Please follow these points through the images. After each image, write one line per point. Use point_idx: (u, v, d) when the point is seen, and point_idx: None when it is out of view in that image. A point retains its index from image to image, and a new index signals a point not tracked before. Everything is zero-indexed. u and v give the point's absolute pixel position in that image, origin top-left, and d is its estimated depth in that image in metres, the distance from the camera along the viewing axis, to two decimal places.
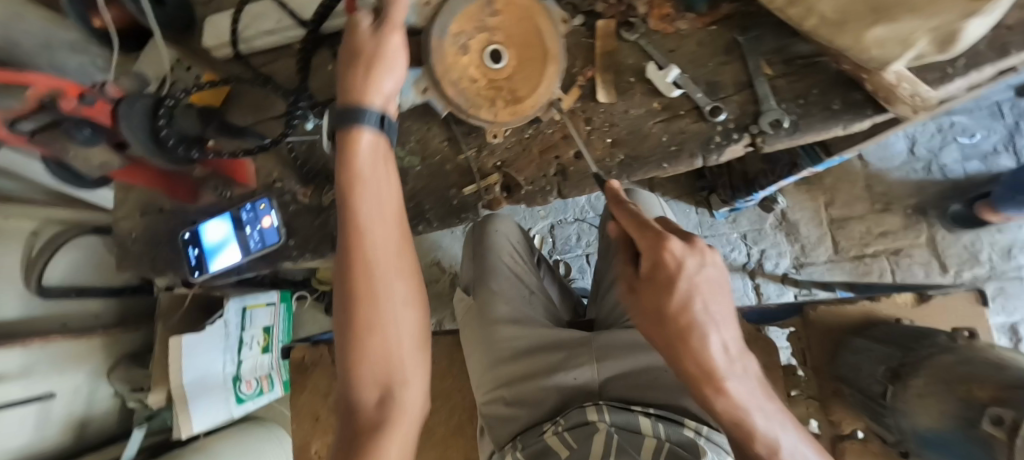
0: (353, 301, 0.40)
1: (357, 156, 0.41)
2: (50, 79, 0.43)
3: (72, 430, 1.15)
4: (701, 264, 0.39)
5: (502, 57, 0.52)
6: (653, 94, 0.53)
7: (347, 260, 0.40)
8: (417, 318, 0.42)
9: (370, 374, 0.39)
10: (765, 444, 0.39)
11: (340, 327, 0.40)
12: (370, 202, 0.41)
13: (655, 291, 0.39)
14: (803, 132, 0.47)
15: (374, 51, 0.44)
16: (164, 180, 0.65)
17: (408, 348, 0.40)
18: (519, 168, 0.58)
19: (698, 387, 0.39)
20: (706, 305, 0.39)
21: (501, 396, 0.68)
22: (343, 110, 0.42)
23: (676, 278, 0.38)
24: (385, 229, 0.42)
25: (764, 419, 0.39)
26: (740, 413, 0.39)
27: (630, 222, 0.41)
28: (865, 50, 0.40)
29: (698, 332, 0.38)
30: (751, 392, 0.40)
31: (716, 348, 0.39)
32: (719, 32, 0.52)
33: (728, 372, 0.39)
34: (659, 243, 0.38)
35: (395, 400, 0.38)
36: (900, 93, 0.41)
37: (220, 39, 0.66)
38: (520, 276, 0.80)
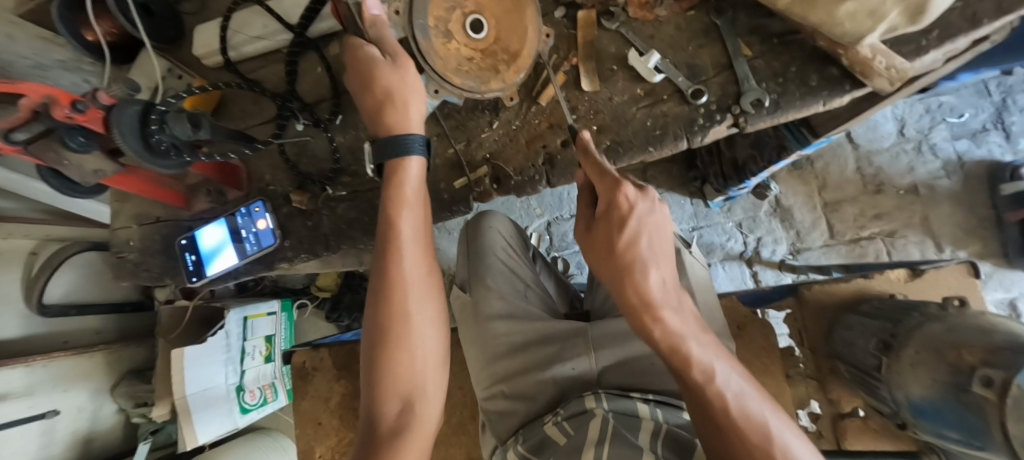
0: (388, 324, 0.45)
1: (403, 185, 0.46)
2: (44, 87, 0.43)
3: (78, 446, 1.15)
4: (649, 210, 0.42)
5: (481, 26, 0.50)
6: (636, 80, 0.54)
7: (386, 283, 0.46)
8: (439, 341, 0.48)
9: (394, 385, 0.44)
10: (701, 369, 0.40)
11: (371, 340, 0.46)
12: (410, 231, 0.47)
13: (608, 228, 0.42)
14: (785, 109, 0.48)
15: (400, 87, 0.46)
16: (160, 189, 0.65)
17: (430, 366, 0.46)
18: (507, 159, 0.59)
19: (637, 318, 0.41)
20: (650, 245, 0.42)
21: (499, 390, 0.69)
22: (386, 141, 0.46)
23: (625, 217, 0.41)
24: (418, 257, 0.47)
25: (700, 348, 0.40)
26: (678, 340, 0.40)
27: (588, 162, 0.44)
28: (839, 24, 0.40)
29: (642, 267, 0.41)
30: (693, 326, 0.41)
31: (657, 283, 0.41)
32: (696, 16, 0.53)
33: (664, 304, 0.41)
34: (614, 186, 0.41)
35: (413, 412, 0.44)
36: (876, 66, 0.42)
37: (209, 47, 0.68)
38: (515, 271, 0.81)
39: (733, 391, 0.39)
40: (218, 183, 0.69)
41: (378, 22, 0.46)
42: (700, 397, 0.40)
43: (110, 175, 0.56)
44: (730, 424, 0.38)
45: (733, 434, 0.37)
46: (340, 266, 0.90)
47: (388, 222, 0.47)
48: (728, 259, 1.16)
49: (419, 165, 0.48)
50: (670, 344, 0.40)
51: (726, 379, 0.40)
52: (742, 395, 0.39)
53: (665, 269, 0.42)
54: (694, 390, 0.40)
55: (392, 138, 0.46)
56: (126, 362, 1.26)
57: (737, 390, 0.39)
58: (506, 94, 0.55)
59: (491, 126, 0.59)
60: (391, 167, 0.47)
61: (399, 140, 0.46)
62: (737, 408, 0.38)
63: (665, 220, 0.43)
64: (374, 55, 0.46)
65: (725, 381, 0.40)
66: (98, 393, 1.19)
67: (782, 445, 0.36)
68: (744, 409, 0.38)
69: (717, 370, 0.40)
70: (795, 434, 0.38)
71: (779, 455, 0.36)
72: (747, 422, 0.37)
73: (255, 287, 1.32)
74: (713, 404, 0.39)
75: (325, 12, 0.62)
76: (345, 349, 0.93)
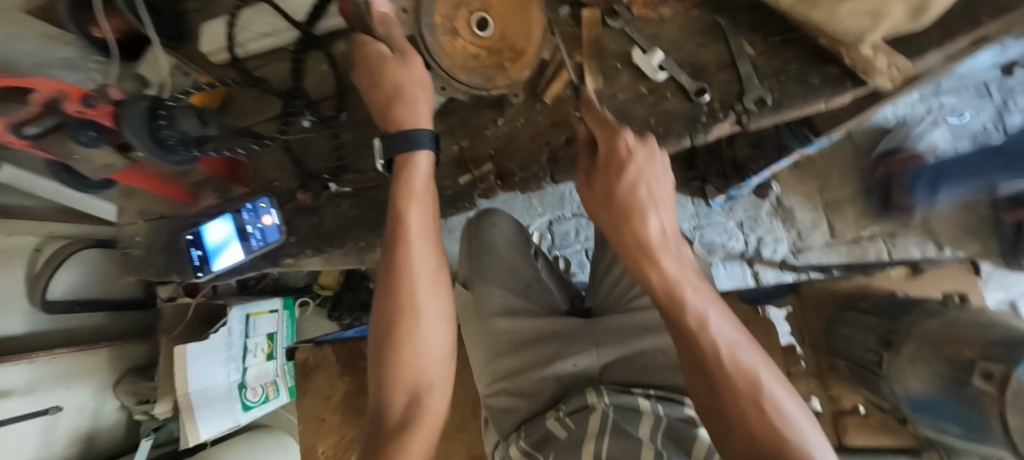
0: (398, 301, 0.46)
1: (414, 175, 0.47)
2: (56, 82, 0.44)
3: (80, 443, 1.15)
4: (648, 159, 0.43)
5: (487, 23, 0.51)
6: (639, 78, 0.55)
7: (394, 276, 0.46)
8: (447, 335, 0.48)
9: (402, 379, 0.45)
10: (695, 314, 0.38)
11: (381, 319, 0.47)
12: (420, 215, 0.47)
13: (607, 176, 0.43)
14: (786, 107, 0.49)
15: (407, 82, 0.47)
16: (166, 185, 0.66)
17: (438, 360, 0.47)
18: (511, 156, 0.60)
19: (634, 261, 0.41)
20: (650, 193, 0.42)
21: (501, 387, 0.69)
22: (397, 137, 0.47)
23: (623, 162, 0.42)
24: (426, 245, 0.48)
25: (695, 294, 0.39)
26: (673, 286, 0.39)
27: (593, 118, 0.46)
28: (839, 23, 0.41)
29: (641, 213, 0.41)
30: (689, 274, 0.41)
31: (655, 229, 0.41)
32: (699, 16, 0.53)
33: (660, 248, 0.41)
34: (614, 134, 0.44)
35: (421, 405, 0.44)
36: (876, 64, 0.43)
37: (216, 44, 0.69)
38: (517, 269, 0.82)
39: (726, 338, 0.38)
40: (222, 181, 0.70)
41: (387, 19, 0.47)
42: (690, 344, 0.38)
43: (118, 171, 0.57)
44: (719, 370, 0.36)
45: (723, 378, 0.36)
46: (343, 263, 0.91)
47: (395, 215, 0.47)
48: (729, 258, 1.17)
49: (428, 159, 0.48)
50: (666, 290, 0.39)
51: (719, 326, 0.38)
52: (734, 344, 0.37)
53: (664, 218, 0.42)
54: (685, 338, 0.38)
55: (401, 134, 0.47)
56: (128, 359, 1.27)
57: (730, 340, 0.38)
58: (510, 92, 0.55)
59: (495, 124, 0.60)
60: (400, 162, 0.48)
61: (408, 136, 0.47)
62: (728, 356, 0.36)
63: (665, 172, 0.44)
64: (384, 53, 0.47)
65: (720, 330, 0.38)
66: (101, 390, 1.20)
67: (769, 395, 0.35)
68: (735, 356, 0.37)
69: (709, 317, 0.38)
70: (788, 391, 0.36)
71: (767, 405, 0.34)
72: (737, 369, 0.36)
73: (257, 285, 1.33)
74: (705, 350, 0.37)
75: (331, 10, 0.64)
76: (348, 346, 0.94)
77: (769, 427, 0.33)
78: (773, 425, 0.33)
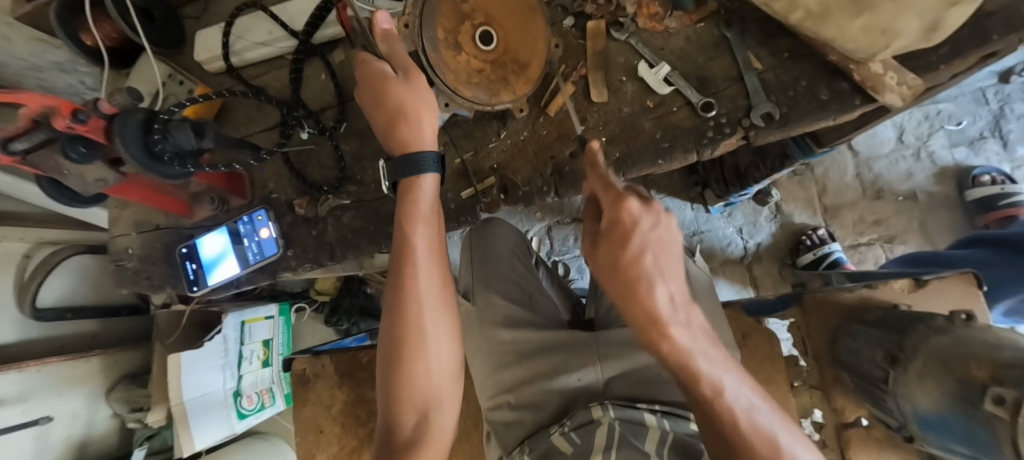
0: (404, 331, 0.45)
1: (418, 199, 0.46)
2: (43, 97, 0.42)
3: (71, 453, 1.12)
4: (655, 225, 0.38)
5: (490, 36, 0.50)
6: (646, 91, 0.54)
7: (400, 300, 0.45)
8: (454, 356, 0.46)
9: (410, 399, 0.44)
10: (710, 385, 0.36)
11: (388, 346, 0.46)
12: (424, 245, 0.46)
13: (610, 244, 0.38)
14: (795, 122, 0.48)
15: (411, 103, 0.45)
16: (161, 198, 0.63)
17: (446, 381, 0.45)
18: (515, 169, 0.58)
19: (646, 335, 0.37)
20: (656, 261, 0.37)
21: (505, 401, 0.68)
22: (401, 158, 0.46)
23: (628, 235, 0.37)
24: (431, 274, 0.46)
25: (710, 365, 0.36)
26: (687, 359, 0.36)
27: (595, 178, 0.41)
28: (851, 40, 0.41)
29: (648, 283, 0.36)
30: (705, 346, 0.37)
31: (669, 300, 0.37)
32: (706, 28, 0.52)
33: (672, 320, 0.36)
34: (618, 201, 0.38)
35: (430, 424, 0.44)
36: (888, 82, 0.43)
37: (211, 52, 0.66)
38: (519, 278, 0.81)
39: (741, 399, 0.36)
40: (222, 191, 0.67)
41: (390, 36, 0.45)
42: (711, 412, 0.36)
43: (111, 185, 0.54)
44: (737, 438, 0.34)
45: (744, 449, 0.34)
46: (341, 271, 0.89)
47: (401, 238, 0.46)
48: (728, 264, 1.16)
49: (433, 181, 0.47)
50: (685, 358, 0.36)
51: (731, 388, 0.36)
52: (751, 408, 0.36)
53: (679, 281, 0.38)
54: (706, 409, 0.36)
55: (406, 156, 0.46)
56: (121, 367, 1.24)
57: (747, 402, 0.36)
58: (514, 108, 0.54)
59: (499, 136, 0.59)
60: (405, 185, 0.46)
61: (413, 158, 0.45)
62: (748, 425, 0.35)
63: (671, 236, 0.39)
64: (385, 71, 0.45)
65: (731, 386, 0.36)
66: (93, 399, 1.17)
67: (791, 457, 0.34)
68: (753, 421, 0.35)
69: (726, 388, 0.36)
70: (805, 446, 0.35)
71: None
72: (758, 436, 0.34)
73: (253, 291, 1.30)
74: (721, 419, 0.35)
75: (330, 19, 0.62)
76: (347, 356, 0.92)
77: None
78: None
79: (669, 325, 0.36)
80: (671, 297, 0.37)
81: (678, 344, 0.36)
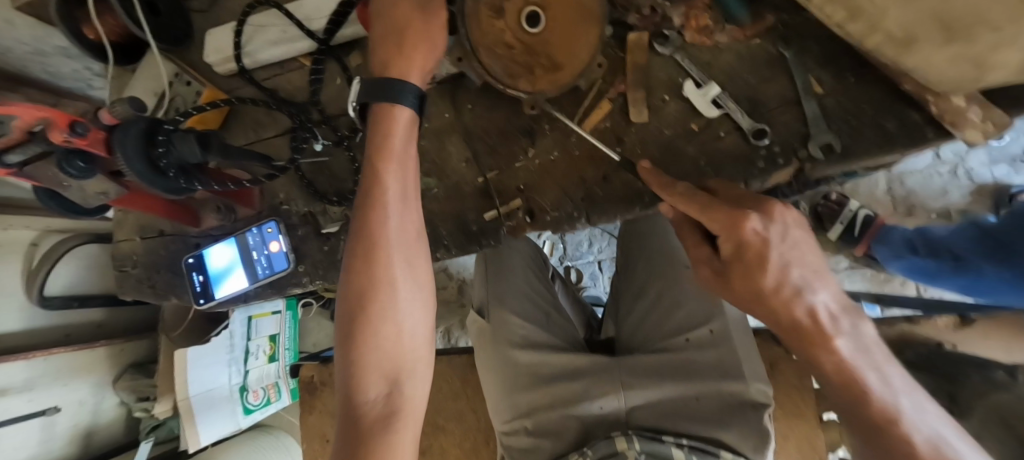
0: (369, 283, 0.38)
1: (392, 129, 0.40)
2: (36, 108, 0.38)
3: (78, 442, 1.08)
4: (791, 237, 0.36)
5: (540, 18, 0.45)
6: (691, 113, 0.49)
7: (368, 245, 0.39)
8: (427, 315, 0.40)
9: (377, 364, 0.37)
10: (884, 412, 0.31)
11: (349, 305, 0.38)
12: (398, 183, 0.40)
13: (743, 270, 0.36)
14: (858, 156, 0.44)
15: (418, 32, 0.42)
16: (167, 209, 0.60)
17: (419, 343, 0.39)
18: (543, 192, 0.54)
19: (803, 348, 0.34)
20: (801, 273, 0.35)
21: (522, 426, 0.65)
22: (377, 82, 0.40)
23: (764, 253, 0.35)
24: (405, 218, 0.40)
25: (884, 386, 0.32)
26: (855, 378, 0.32)
27: (690, 206, 0.40)
28: (938, 71, 0.36)
29: (798, 296, 0.34)
30: (865, 349, 0.34)
31: (826, 308, 0.34)
32: (761, 45, 0.47)
33: (836, 332, 0.34)
34: (736, 220, 0.36)
35: (402, 396, 0.36)
36: (969, 117, 0.38)
37: (222, 54, 0.62)
38: (538, 296, 0.78)
39: (909, 405, 0.31)
40: (227, 200, 0.64)
41: None
42: (884, 425, 0.31)
43: (113, 198, 0.51)
44: None
45: None
46: None
47: (370, 175, 0.40)
48: None
49: (410, 116, 0.41)
50: (842, 367, 0.33)
51: (897, 389, 0.32)
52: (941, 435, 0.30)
53: (828, 285, 0.35)
54: (881, 425, 0.31)
55: (384, 81, 0.40)
56: (127, 357, 1.21)
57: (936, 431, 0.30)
58: (526, 102, 0.51)
59: (527, 155, 0.55)
60: (378, 114, 0.41)
61: (390, 85, 0.40)
62: (931, 451, 0.28)
63: (812, 240, 0.37)
64: None
65: (899, 385, 0.32)
66: (100, 387, 1.14)
67: None
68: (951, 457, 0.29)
69: (902, 407, 0.31)
70: None
71: None
72: None
73: None
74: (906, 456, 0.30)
75: (352, 17, 0.57)
76: None
77: None
78: None
79: (828, 337, 0.33)
80: (828, 303, 0.35)
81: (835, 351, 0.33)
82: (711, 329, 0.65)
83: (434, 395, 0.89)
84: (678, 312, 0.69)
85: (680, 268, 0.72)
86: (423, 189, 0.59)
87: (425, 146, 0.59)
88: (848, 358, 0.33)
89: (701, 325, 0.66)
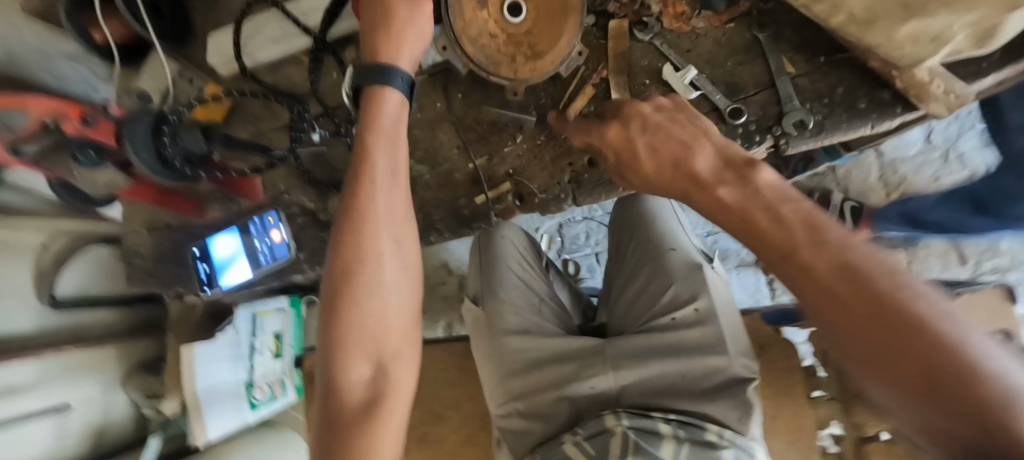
0: (354, 261, 0.40)
1: (383, 113, 0.42)
2: (50, 102, 0.44)
3: (91, 438, 1.08)
4: (651, 126, 0.41)
5: (522, 10, 0.49)
6: (671, 96, 0.51)
7: (356, 224, 0.41)
8: (409, 295, 0.43)
9: (363, 345, 0.39)
10: (826, 263, 0.26)
11: (335, 281, 0.41)
12: (386, 164, 0.42)
13: (687, 176, 0.37)
14: (830, 131, 0.46)
15: (403, 19, 0.44)
16: (166, 198, 0.64)
17: (401, 320, 0.42)
18: (531, 175, 0.56)
19: (746, 225, 0.31)
20: (743, 163, 0.34)
21: (514, 408, 0.67)
22: (371, 66, 0.43)
23: (631, 148, 0.41)
24: (394, 199, 0.42)
25: (836, 240, 0.27)
26: (803, 235, 0.28)
27: (626, 141, 0.44)
28: (899, 47, 0.39)
29: (741, 180, 0.33)
30: (816, 214, 0.29)
31: (767, 209, 0.31)
32: (737, 30, 0.50)
33: (779, 201, 0.31)
34: (694, 132, 0.39)
35: (387, 377, 0.40)
36: (933, 90, 0.40)
37: (224, 55, 0.65)
38: (528, 283, 0.79)
39: (871, 259, 0.25)
40: (228, 191, 0.67)
41: None
42: (876, 310, 0.23)
43: (121, 188, 0.54)
44: (882, 322, 0.22)
45: (888, 336, 0.22)
46: None
47: (361, 155, 0.42)
48: (743, 266, 1.12)
49: (400, 100, 0.44)
50: (808, 265, 0.27)
51: (860, 246, 0.26)
52: (902, 282, 0.24)
53: (761, 185, 0.33)
54: (835, 273, 0.25)
55: (377, 65, 0.43)
56: (134, 355, 1.21)
57: (897, 280, 0.24)
58: (509, 88, 0.52)
59: (515, 141, 0.57)
60: (369, 97, 0.43)
61: (383, 70, 0.43)
62: (887, 301, 0.23)
63: None
64: None
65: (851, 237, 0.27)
66: (110, 386, 1.14)
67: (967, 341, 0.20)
68: (906, 298, 0.23)
69: (856, 256, 0.26)
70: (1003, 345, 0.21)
71: (968, 354, 0.20)
72: (911, 315, 0.22)
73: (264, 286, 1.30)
74: (862, 303, 0.24)
75: (347, 12, 0.60)
76: None
77: (971, 376, 0.19)
78: (978, 370, 0.19)
79: (776, 231, 0.29)
80: (766, 203, 0.31)
81: (797, 250, 0.27)
82: (696, 308, 0.67)
83: (434, 384, 0.91)
84: (665, 292, 0.71)
85: (666, 250, 0.74)
86: (416, 176, 0.61)
87: (418, 135, 0.61)
88: (814, 247, 0.27)
89: (686, 304, 0.67)
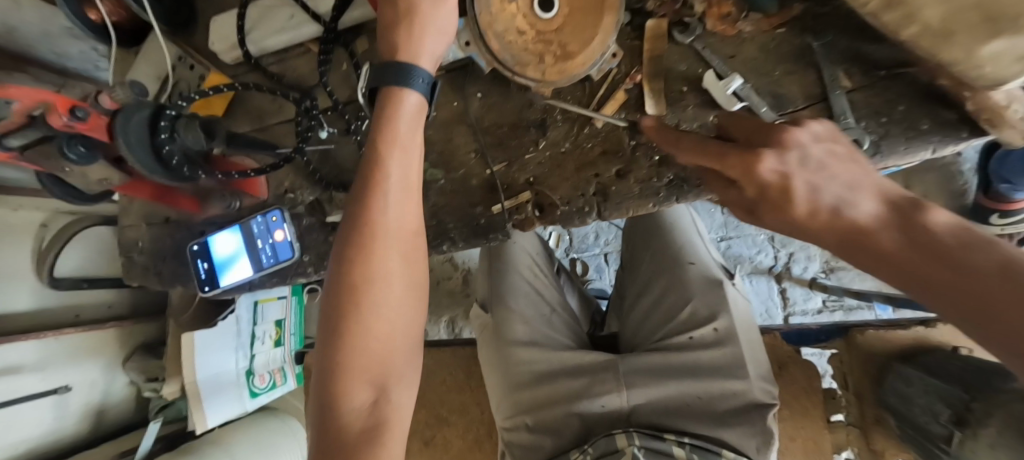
0: (357, 277, 0.36)
1: (399, 114, 0.38)
2: (37, 91, 0.37)
3: (89, 420, 1.02)
4: (814, 161, 0.31)
5: (553, 6, 0.46)
6: (708, 106, 0.47)
7: (363, 235, 0.37)
8: (415, 315, 0.39)
9: (362, 367, 0.35)
10: (964, 280, 0.23)
11: (335, 298, 0.36)
12: (399, 170, 0.38)
13: (773, 202, 0.31)
14: (885, 154, 0.42)
15: (424, 11, 0.40)
16: (166, 193, 0.60)
17: (406, 342, 0.37)
18: (553, 185, 0.53)
19: (859, 249, 0.28)
20: (832, 177, 0.30)
21: (523, 422, 0.64)
22: (388, 65, 0.39)
23: (788, 187, 0.30)
24: (405, 209, 0.39)
25: (977, 252, 0.24)
26: (928, 252, 0.25)
27: (703, 154, 0.36)
28: (977, 66, 0.33)
29: (842, 202, 0.29)
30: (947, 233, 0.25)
31: (870, 212, 0.28)
32: (786, 36, 0.46)
33: (889, 223, 0.27)
34: (775, 133, 0.33)
35: (389, 403, 0.35)
36: (1008, 116, 0.35)
37: (228, 40, 0.61)
38: (540, 291, 0.76)
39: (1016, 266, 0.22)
40: (233, 189, 0.63)
41: None
42: (983, 296, 0.22)
43: (116, 183, 0.51)
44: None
45: None
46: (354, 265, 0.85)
47: (373, 159, 0.38)
48: (756, 274, 1.08)
49: (418, 103, 0.40)
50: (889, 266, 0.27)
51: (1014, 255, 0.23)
52: None
53: (873, 194, 0.29)
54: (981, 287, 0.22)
55: (394, 63, 0.39)
56: (136, 338, 1.14)
57: None
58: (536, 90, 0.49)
59: (537, 147, 0.53)
60: (385, 97, 0.39)
61: (402, 68, 0.39)
62: None
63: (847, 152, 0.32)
64: None
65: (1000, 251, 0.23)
66: (111, 367, 1.07)
67: None
68: None
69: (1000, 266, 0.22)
70: None
71: None
72: None
73: None
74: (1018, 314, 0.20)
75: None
76: None
77: None
78: None
79: (872, 247, 0.27)
80: (875, 208, 0.28)
81: (887, 252, 0.27)
82: (716, 327, 0.64)
83: (437, 386, 0.90)
84: (682, 309, 0.68)
85: (684, 264, 0.71)
86: (429, 180, 0.58)
87: (433, 135, 0.58)
88: (904, 249, 0.26)
89: (705, 323, 0.65)
